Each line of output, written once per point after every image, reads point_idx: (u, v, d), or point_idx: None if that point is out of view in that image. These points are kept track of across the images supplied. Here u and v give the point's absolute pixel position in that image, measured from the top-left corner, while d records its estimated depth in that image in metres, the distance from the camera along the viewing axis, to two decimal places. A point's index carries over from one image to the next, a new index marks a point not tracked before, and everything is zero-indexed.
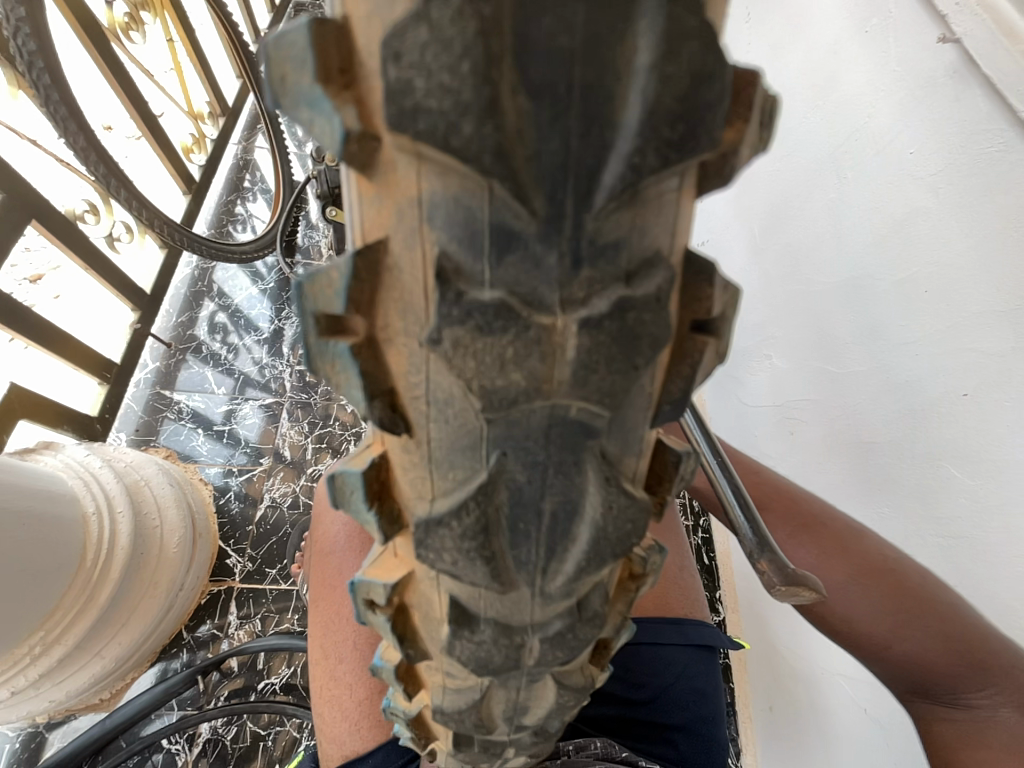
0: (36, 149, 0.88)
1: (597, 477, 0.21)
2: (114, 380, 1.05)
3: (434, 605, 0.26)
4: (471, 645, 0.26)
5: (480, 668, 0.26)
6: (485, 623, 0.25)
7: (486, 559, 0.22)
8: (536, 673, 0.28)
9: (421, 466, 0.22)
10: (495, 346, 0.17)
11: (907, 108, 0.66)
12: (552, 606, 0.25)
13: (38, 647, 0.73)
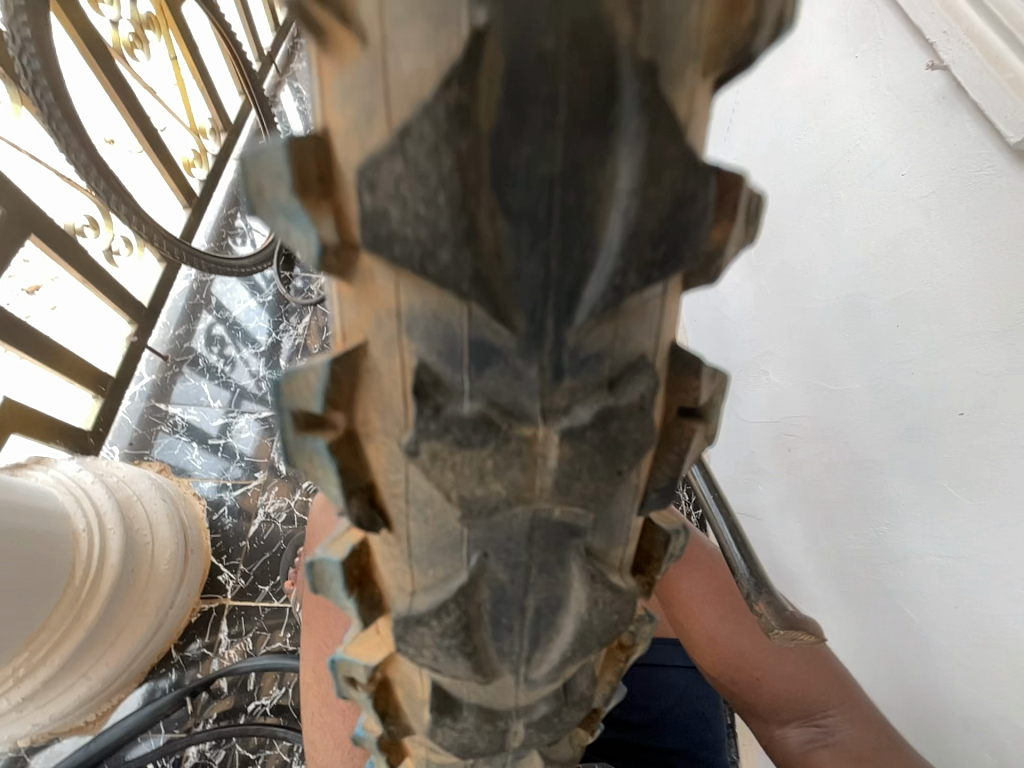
0: (37, 164, 0.88)
1: (582, 574, 0.21)
2: (109, 393, 1.04)
3: (416, 689, 0.25)
4: (453, 727, 0.25)
5: (461, 747, 0.26)
6: (468, 707, 0.25)
7: (467, 653, 0.22)
8: (521, 751, 0.28)
9: (402, 561, 0.22)
10: (474, 458, 0.18)
11: (898, 131, 0.68)
12: (534, 694, 0.25)
13: (22, 669, 0.72)
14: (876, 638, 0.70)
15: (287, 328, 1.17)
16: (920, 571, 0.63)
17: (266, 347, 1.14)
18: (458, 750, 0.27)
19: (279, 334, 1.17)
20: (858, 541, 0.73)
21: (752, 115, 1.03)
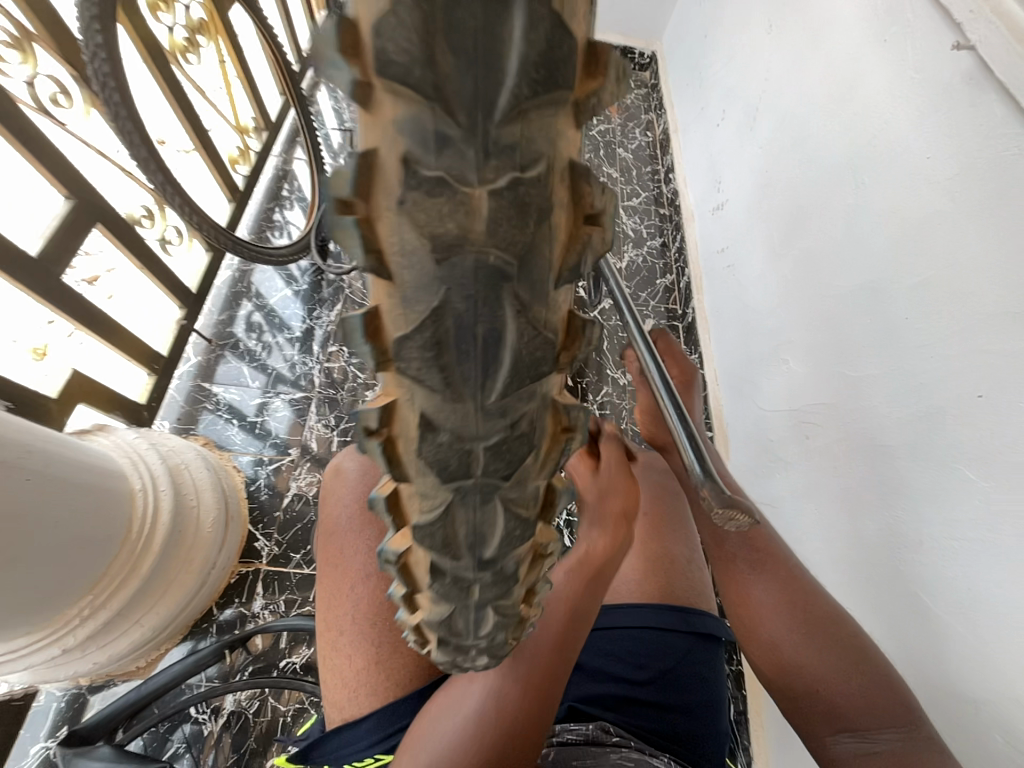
0: (104, 160, 0.97)
1: (511, 311, 0.20)
2: (160, 371, 1.12)
3: (407, 435, 0.23)
4: (430, 463, 0.24)
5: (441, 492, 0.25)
6: (439, 437, 0.23)
7: (434, 346, 0.21)
8: (486, 506, 0.26)
9: (400, 302, 0.20)
10: (437, 213, 0.18)
11: (925, 113, 0.67)
12: (496, 408, 0.22)
13: (87, 608, 0.79)
14: (881, 622, 0.70)
15: (319, 317, 1.25)
16: (934, 556, 0.62)
17: (300, 334, 1.22)
18: (438, 497, 0.25)
19: (312, 322, 1.24)
20: (874, 527, 0.72)
21: (779, 102, 1.02)
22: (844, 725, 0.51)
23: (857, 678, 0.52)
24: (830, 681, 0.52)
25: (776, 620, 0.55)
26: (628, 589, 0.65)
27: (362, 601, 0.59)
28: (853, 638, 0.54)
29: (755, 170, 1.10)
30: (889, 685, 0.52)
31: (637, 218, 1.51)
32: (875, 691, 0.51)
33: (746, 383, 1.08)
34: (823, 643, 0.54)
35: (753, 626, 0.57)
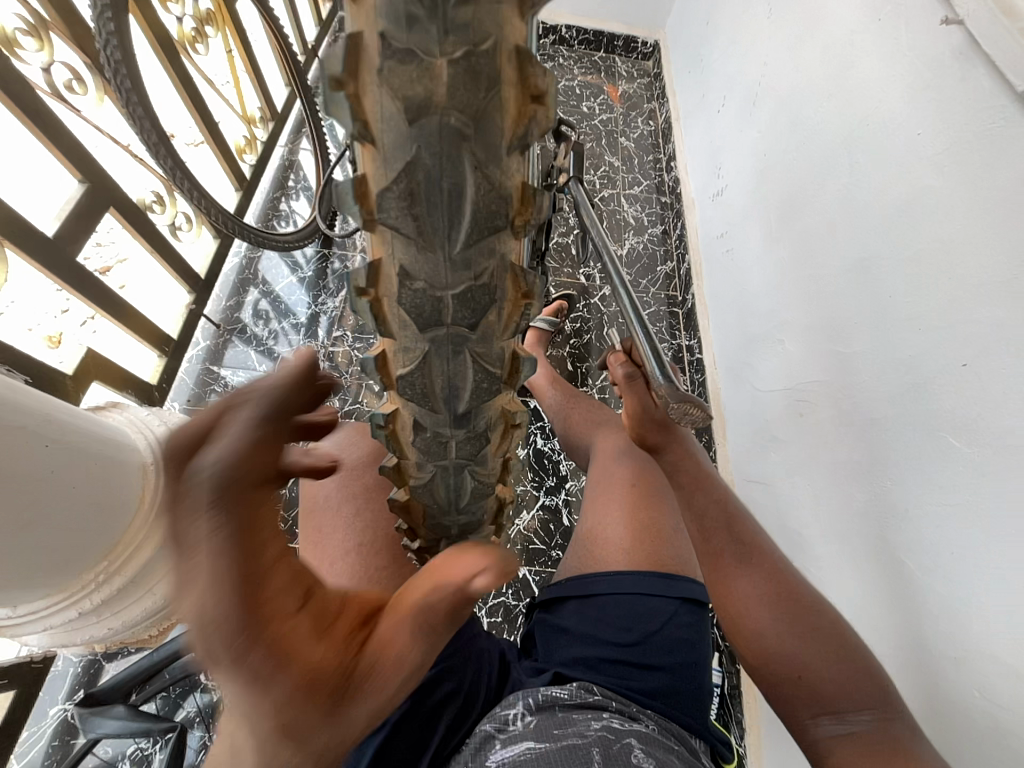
0: (117, 146, 1.00)
1: (470, 166, 0.27)
2: (170, 353, 1.16)
3: (400, 291, 0.33)
4: (425, 321, 0.34)
5: (429, 339, 0.36)
6: (424, 303, 0.33)
7: (419, 227, 0.29)
8: (461, 358, 0.37)
9: (381, 173, 0.27)
10: (416, 84, 0.24)
11: (916, 92, 0.69)
12: (473, 283, 0.32)
13: (103, 574, 0.83)
14: (868, 591, 0.72)
15: (325, 303, 1.28)
16: (919, 523, 0.64)
17: (306, 320, 1.25)
18: (428, 348, 0.36)
19: (318, 308, 1.28)
20: (861, 499, 0.74)
21: (777, 87, 1.03)
22: (824, 709, 0.52)
23: (841, 664, 0.52)
24: (814, 668, 0.52)
25: (757, 609, 0.56)
26: (621, 553, 0.68)
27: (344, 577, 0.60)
28: (835, 626, 0.55)
29: (754, 155, 1.11)
30: (867, 670, 0.53)
31: (638, 206, 1.51)
32: (858, 676, 0.52)
33: (744, 366, 1.10)
34: (802, 631, 0.54)
35: (739, 617, 0.56)
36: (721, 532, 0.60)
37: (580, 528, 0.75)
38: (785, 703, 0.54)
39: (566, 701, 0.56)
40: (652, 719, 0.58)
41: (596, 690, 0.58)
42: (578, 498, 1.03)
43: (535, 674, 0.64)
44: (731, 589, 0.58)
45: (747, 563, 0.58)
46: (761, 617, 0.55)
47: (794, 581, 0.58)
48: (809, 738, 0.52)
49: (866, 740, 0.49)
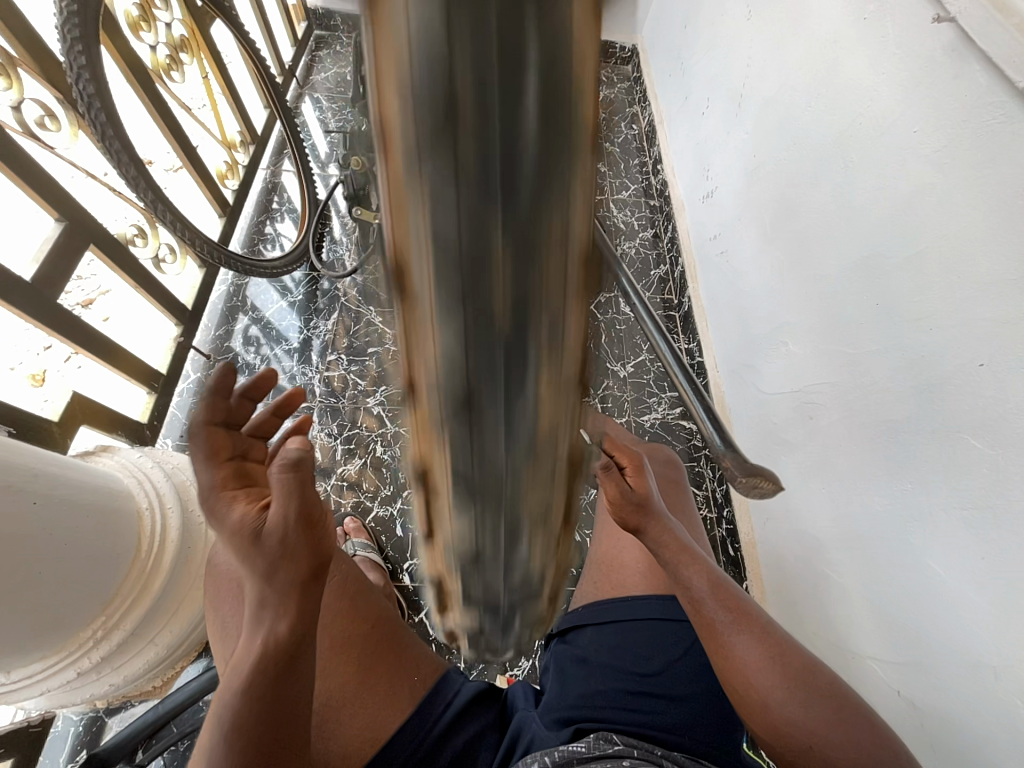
0: (92, 180, 0.97)
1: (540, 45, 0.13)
2: (160, 389, 1.12)
3: (421, 278, 0.16)
4: (446, 316, 0.17)
5: (453, 353, 0.18)
6: (454, 274, 0.16)
7: (445, 189, 0.15)
8: (506, 364, 0.18)
9: (408, 77, 0.14)
10: None
11: (908, 90, 0.68)
12: (523, 240, 0.16)
13: (100, 630, 0.79)
14: (894, 598, 0.70)
15: (317, 327, 1.24)
16: (942, 528, 0.62)
17: (298, 345, 1.21)
18: (443, 385, 0.18)
19: (309, 332, 1.24)
20: (878, 503, 0.73)
21: (761, 88, 1.03)
22: None
23: (840, 721, 0.50)
24: (820, 733, 0.49)
25: (764, 681, 0.50)
26: (642, 585, 0.68)
27: None
28: (830, 684, 0.52)
29: (744, 156, 1.10)
30: (867, 718, 0.52)
31: (628, 211, 1.51)
32: (857, 734, 0.50)
33: (748, 368, 1.08)
34: (808, 695, 0.50)
35: (745, 690, 0.51)
36: (709, 600, 0.54)
37: (595, 552, 0.75)
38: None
39: (584, 755, 0.52)
40: (676, 760, 0.54)
41: (615, 740, 0.54)
42: (589, 511, 1.01)
43: (556, 726, 0.59)
44: (735, 661, 0.52)
45: (744, 629, 0.53)
46: (769, 692, 0.50)
47: (784, 636, 0.54)
48: None
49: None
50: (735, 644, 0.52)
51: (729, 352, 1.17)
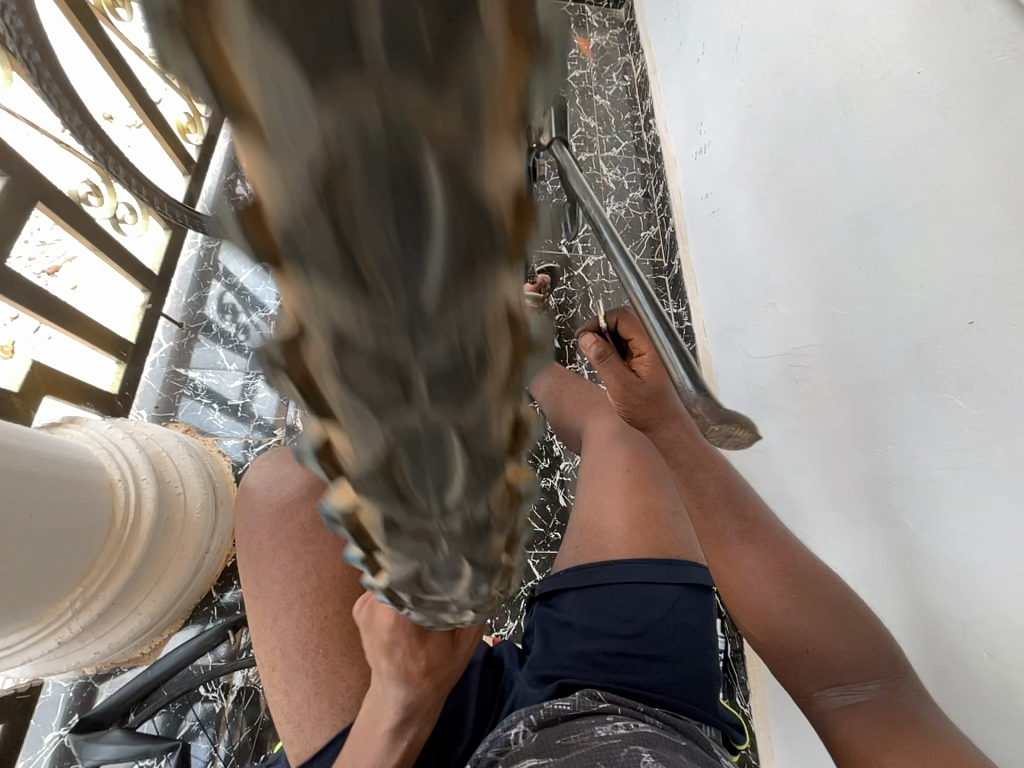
0: (37, 133, 0.88)
1: None
2: (130, 358, 1.08)
3: (256, 73, 0.09)
4: (308, 127, 0.09)
5: (320, 214, 0.09)
6: (315, 53, 0.09)
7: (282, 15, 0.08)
8: (427, 246, 0.10)
9: None
10: None
11: (914, 26, 0.62)
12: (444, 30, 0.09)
13: (79, 601, 0.78)
14: (876, 558, 0.70)
15: None
16: (924, 488, 0.62)
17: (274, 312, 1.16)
18: (316, 377, 0.11)
19: None
20: (861, 465, 0.72)
21: (760, 30, 0.95)
22: (831, 680, 0.51)
23: (851, 637, 0.51)
24: (825, 643, 0.51)
25: (762, 587, 0.55)
26: (626, 547, 0.65)
27: (292, 631, 0.60)
28: (840, 597, 0.53)
29: (739, 107, 1.04)
30: (875, 636, 0.52)
31: (617, 169, 1.44)
32: (866, 646, 0.51)
33: (736, 331, 1.05)
34: (805, 603, 0.53)
35: (743, 593, 0.56)
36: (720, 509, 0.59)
37: (576, 518, 0.72)
38: (793, 675, 0.54)
39: (569, 712, 0.56)
40: (658, 715, 0.57)
41: (601, 696, 0.57)
42: (573, 478, 1.00)
43: (538, 683, 0.62)
44: (740, 570, 0.56)
45: (752, 540, 0.57)
46: (767, 595, 0.54)
47: (795, 549, 0.57)
48: (816, 709, 0.52)
49: (871, 710, 0.49)
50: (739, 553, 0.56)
51: (718, 317, 1.15)
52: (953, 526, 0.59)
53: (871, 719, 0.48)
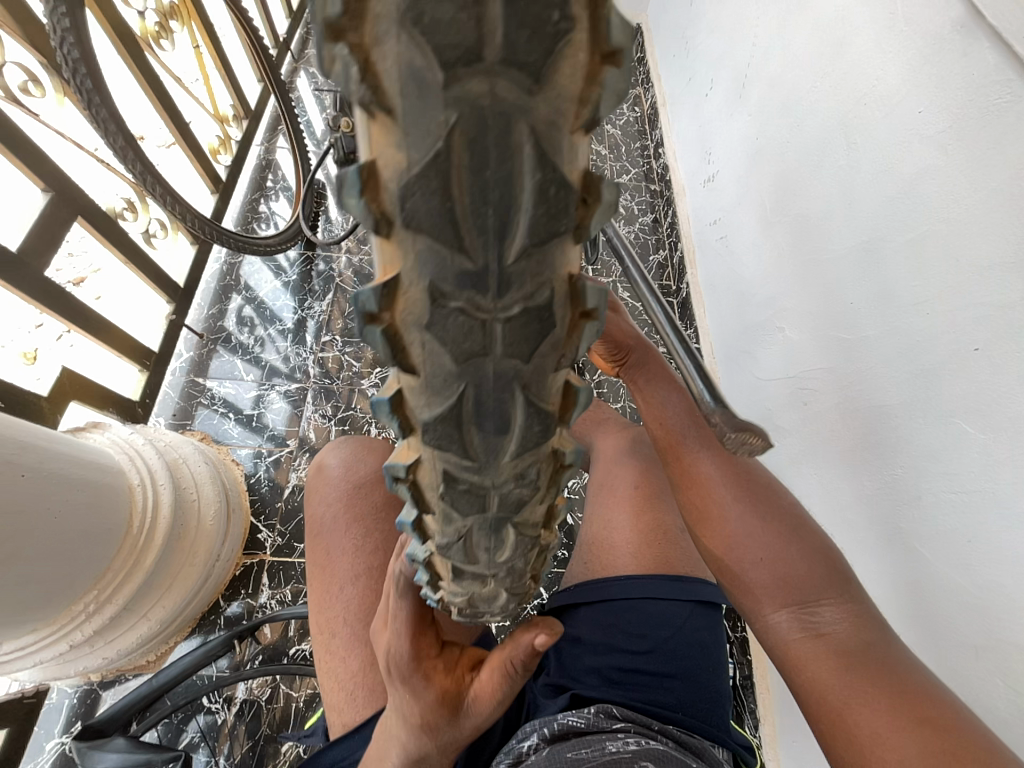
0: (79, 150, 0.94)
1: (527, 198, 0.16)
2: (152, 367, 1.10)
3: (422, 359, 0.19)
4: (450, 382, 0.20)
5: (450, 416, 0.21)
6: (460, 362, 0.19)
7: (446, 347, 0.18)
8: (501, 427, 0.21)
9: (414, 262, 0.17)
10: (470, 99, 0.14)
11: (914, 70, 0.65)
12: (526, 285, 0.17)
13: (92, 605, 0.79)
14: (886, 584, 0.70)
15: (312, 308, 1.22)
16: (930, 511, 0.63)
17: (292, 325, 1.19)
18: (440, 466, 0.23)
19: (304, 313, 1.22)
20: (870, 489, 0.72)
21: (766, 68, 0.99)
22: (791, 600, 0.45)
23: (801, 549, 0.47)
24: (780, 556, 0.46)
25: (720, 492, 0.49)
26: (632, 560, 0.67)
27: (351, 602, 0.62)
28: (793, 510, 0.49)
29: (746, 140, 1.07)
30: (829, 553, 0.47)
31: (627, 195, 1.49)
32: (820, 563, 0.46)
33: (744, 354, 1.07)
34: (762, 511, 0.48)
35: (702, 502, 0.50)
36: (681, 419, 0.52)
37: (586, 532, 0.73)
38: (752, 599, 0.48)
39: (582, 727, 0.55)
40: (672, 734, 0.56)
41: (615, 709, 0.56)
42: (581, 495, 1.01)
43: (553, 694, 0.62)
44: (700, 475, 0.51)
45: (710, 445, 0.52)
46: (728, 505, 0.49)
47: (748, 460, 0.52)
48: (774, 637, 0.46)
49: (836, 639, 0.43)
50: (698, 457, 0.51)
51: (726, 340, 1.16)
52: (963, 553, 0.59)
53: (836, 644, 0.43)
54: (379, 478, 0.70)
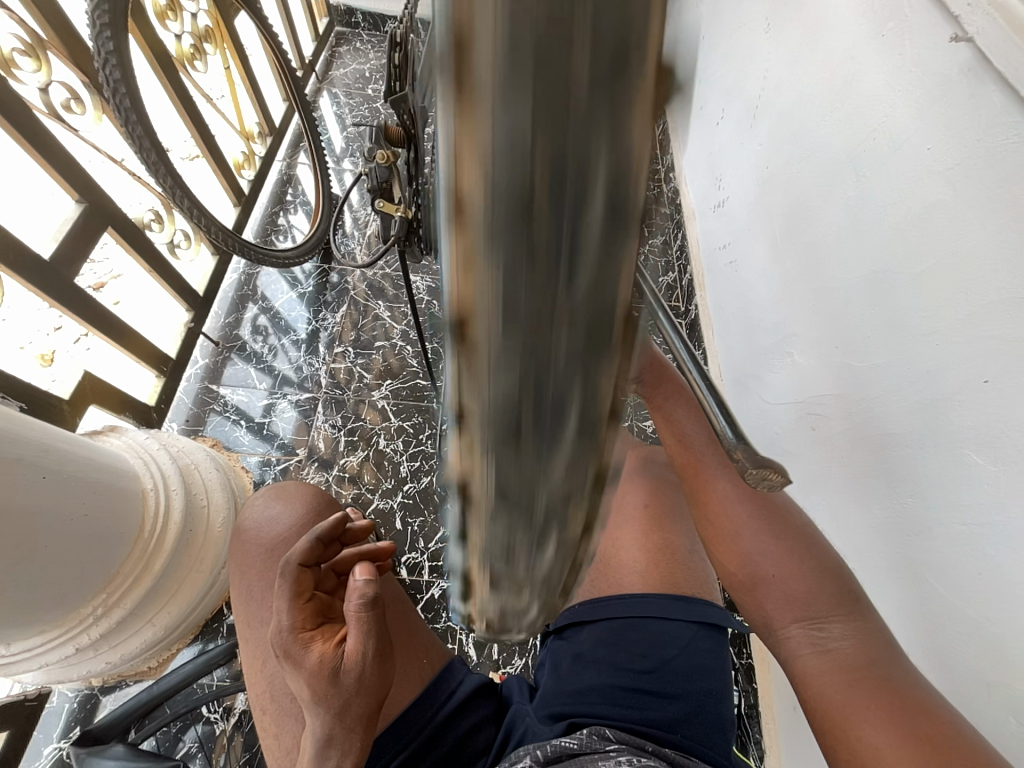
0: (115, 164, 0.99)
1: (600, 343, 0.17)
2: (169, 373, 1.12)
3: (483, 486, 0.19)
4: (505, 506, 0.20)
5: (505, 535, 0.20)
6: (517, 487, 0.19)
7: (505, 472, 0.19)
8: (548, 545, 0.21)
9: (481, 399, 0.17)
10: (553, 282, 0.16)
11: (922, 107, 0.66)
12: (587, 283, 0.16)
13: (100, 608, 0.80)
14: (896, 616, 0.68)
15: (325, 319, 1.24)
16: (941, 541, 0.62)
17: (305, 336, 1.22)
18: (487, 571, 0.22)
19: (317, 323, 1.24)
20: (879, 518, 0.72)
21: (777, 99, 1.01)
22: (800, 615, 0.46)
23: (812, 570, 0.47)
24: (790, 573, 0.46)
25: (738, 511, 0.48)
26: (639, 581, 0.67)
27: (279, 678, 0.61)
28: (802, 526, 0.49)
29: (756, 167, 1.09)
30: (836, 568, 0.47)
31: None
32: (825, 580, 0.46)
33: (753, 378, 1.07)
34: (775, 527, 0.48)
35: (719, 524, 0.49)
36: (704, 442, 0.47)
37: None
38: (765, 612, 0.48)
39: (575, 751, 0.53)
40: (666, 756, 0.54)
41: (608, 731, 0.55)
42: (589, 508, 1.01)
43: (549, 721, 0.60)
44: (717, 494, 0.48)
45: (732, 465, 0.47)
46: (744, 522, 0.48)
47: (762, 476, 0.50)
48: (785, 651, 0.47)
49: (841, 656, 0.43)
50: (715, 478, 0.48)
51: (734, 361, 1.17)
52: (972, 587, 0.58)
53: (843, 660, 0.43)
54: (292, 536, 0.68)
